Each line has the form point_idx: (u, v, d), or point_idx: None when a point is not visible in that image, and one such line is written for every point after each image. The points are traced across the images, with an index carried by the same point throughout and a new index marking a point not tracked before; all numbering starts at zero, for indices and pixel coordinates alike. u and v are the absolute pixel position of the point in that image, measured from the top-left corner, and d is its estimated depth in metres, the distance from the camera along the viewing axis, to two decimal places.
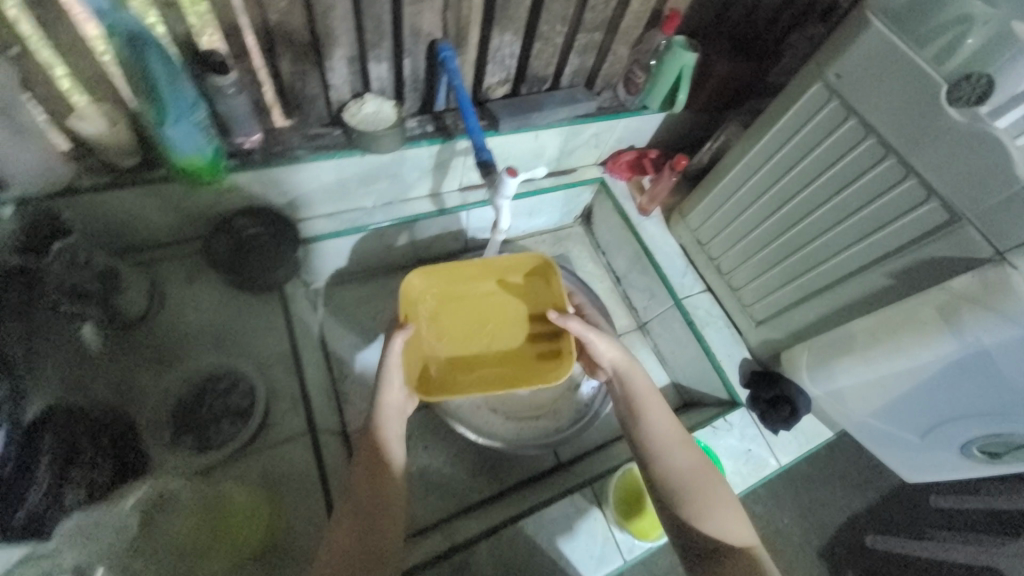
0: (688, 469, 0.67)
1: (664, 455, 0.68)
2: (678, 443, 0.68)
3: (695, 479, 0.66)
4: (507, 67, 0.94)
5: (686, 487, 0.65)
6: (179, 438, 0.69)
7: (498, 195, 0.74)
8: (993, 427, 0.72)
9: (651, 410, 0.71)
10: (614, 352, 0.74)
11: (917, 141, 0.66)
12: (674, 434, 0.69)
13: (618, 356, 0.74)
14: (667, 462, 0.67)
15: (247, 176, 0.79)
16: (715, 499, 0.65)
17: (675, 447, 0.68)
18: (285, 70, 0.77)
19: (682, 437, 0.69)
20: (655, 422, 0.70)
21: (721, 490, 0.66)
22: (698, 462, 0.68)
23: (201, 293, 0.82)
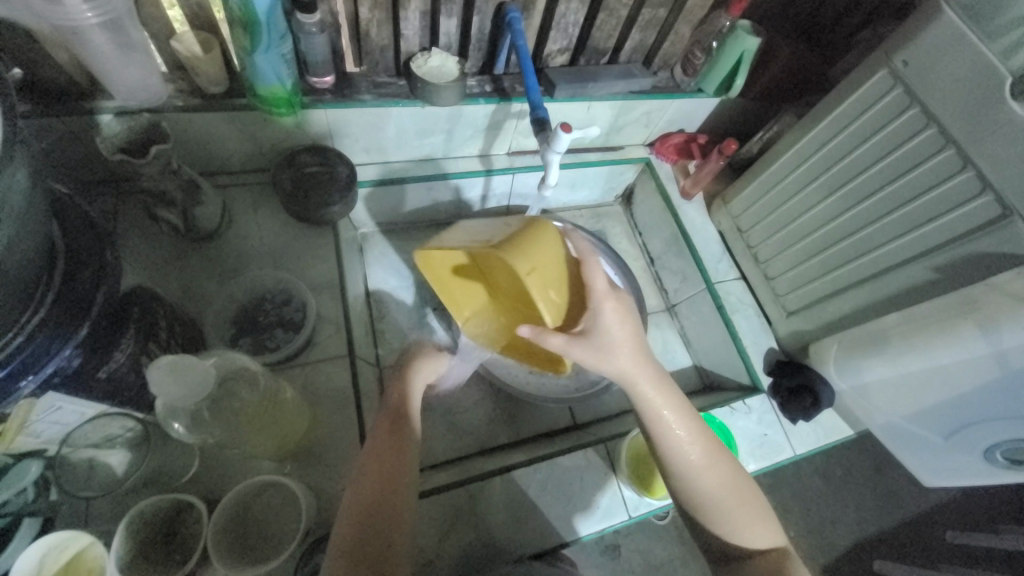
0: (715, 490, 0.61)
1: (689, 478, 0.62)
2: (704, 464, 0.62)
3: (727, 498, 0.61)
4: (569, 35, 0.97)
5: (713, 507, 0.61)
6: (237, 340, 0.76)
7: (549, 150, 0.77)
8: (1019, 432, 0.71)
9: (666, 430, 0.62)
10: (618, 366, 0.60)
11: (978, 132, 0.66)
12: (698, 456, 0.62)
13: (626, 370, 0.61)
14: (695, 487, 0.62)
15: (317, 114, 0.85)
16: (746, 513, 0.62)
17: (701, 470, 0.61)
18: (363, 16, 0.82)
19: (707, 458, 0.62)
20: (674, 441, 0.62)
21: (749, 502, 0.62)
22: (728, 476, 0.62)
23: (264, 218, 0.88)
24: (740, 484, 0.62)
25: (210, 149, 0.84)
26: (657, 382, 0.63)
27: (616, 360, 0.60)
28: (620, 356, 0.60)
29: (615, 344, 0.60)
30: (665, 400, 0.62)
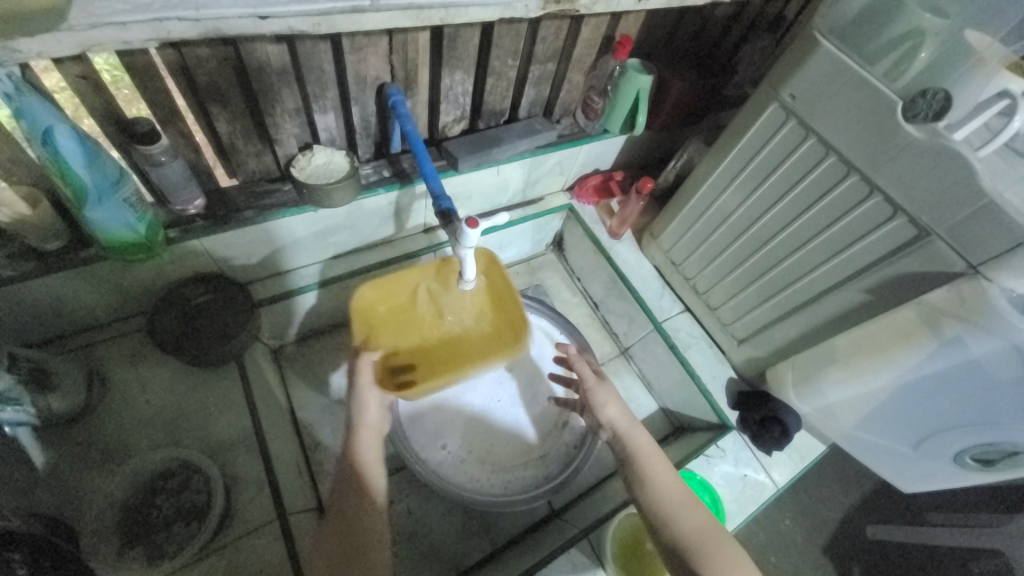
0: (696, 532, 0.63)
1: (673, 515, 0.65)
2: (685, 503, 0.66)
3: (709, 541, 0.62)
4: (461, 104, 0.91)
5: (702, 549, 0.61)
6: (128, 549, 0.63)
7: (460, 245, 0.71)
8: (982, 436, 0.71)
9: (655, 473, 0.69)
10: (614, 411, 0.76)
11: (877, 158, 0.66)
12: (681, 495, 0.67)
13: (619, 416, 0.75)
14: (679, 526, 0.64)
15: (192, 245, 0.74)
16: (730, 562, 0.60)
17: (681, 509, 0.65)
18: (222, 130, 0.72)
19: (688, 499, 0.67)
20: (660, 481, 0.68)
21: (732, 549, 0.61)
22: (708, 522, 0.64)
23: (150, 375, 0.77)
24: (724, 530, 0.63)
25: (62, 306, 0.71)
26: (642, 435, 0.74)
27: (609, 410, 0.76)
28: (616, 406, 0.76)
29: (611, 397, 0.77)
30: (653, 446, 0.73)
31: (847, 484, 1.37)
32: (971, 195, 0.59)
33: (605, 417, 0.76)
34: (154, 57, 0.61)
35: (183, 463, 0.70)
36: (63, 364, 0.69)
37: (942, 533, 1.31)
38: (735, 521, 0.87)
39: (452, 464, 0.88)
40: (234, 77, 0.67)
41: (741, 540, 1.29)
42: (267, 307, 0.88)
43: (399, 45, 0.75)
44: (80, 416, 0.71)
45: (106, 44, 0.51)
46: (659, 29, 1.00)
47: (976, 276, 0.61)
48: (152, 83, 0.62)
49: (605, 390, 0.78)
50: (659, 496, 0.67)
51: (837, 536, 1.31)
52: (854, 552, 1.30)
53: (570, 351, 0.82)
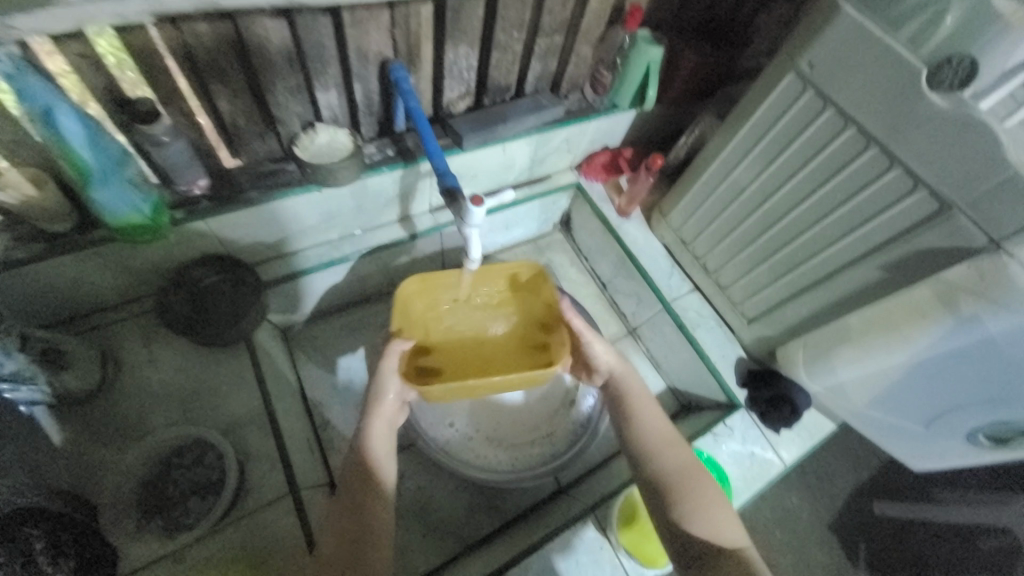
0: (676, 471, 0.65)
1: (655, 454, 0.67)
2: (668, 442, 0.68)
3: (687, 480, 0.64)
4: (466, 80, 0.89)
5: (677, 487, 0.64)
6: (145, 523, 0.65)
7: (465, 224, 0.71)
8: (998, 414, 0.70)
9: (642, 416, 0.71)
10: (609, 355, 0.77)
11: (899, 129, 0.63)
12: (665, 435, 0.68)
13: (609, 361, 0.77)
14: (659, 463, 0.66)
15: (199, 226, 0.74)
16: (703, 502, 0.62)
17: (663, 448, 0.67)
18: (223, 109, 0.71)
19: (671, 438, 0.68)
20: (645, 422, 0.70)
21: (708, 490, 0.64)
22: (689, 462, 0.66)
23: (162, 355, 0.78)
24: (701, 468, 0.66)
25: (74, 288, 0.72)
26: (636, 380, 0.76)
27: (601, 353, 0.77)
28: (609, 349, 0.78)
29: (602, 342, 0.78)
30: (646, 391, 0.74)
31: (856, 462, 1.37)
32: (996, 167, 0.57)
33: (598, 358, 0.77)
34: (152, 33, 0.60)
35: (196, 441, 0.71)
36: (76, 345, 0.70)
37: (950, 511, 1.30)
38: (743, 498, 0.87)
39: (461, 442, 0.89)
40: (234, 53, 0.66)
41: (749, 517, 1.30)
42: (276, 289, 0.89)
43: (402, 18, 0.73)
44: (96, 395, 0.72)
45: (104, 19, 0.50)
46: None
47: (997, 251, 0.59)
48: (151, 60, 0.62)
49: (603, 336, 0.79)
50: (643, 436, 0.69)
51: (844, 513, 1.32)
52: (860, 529, 1.31)
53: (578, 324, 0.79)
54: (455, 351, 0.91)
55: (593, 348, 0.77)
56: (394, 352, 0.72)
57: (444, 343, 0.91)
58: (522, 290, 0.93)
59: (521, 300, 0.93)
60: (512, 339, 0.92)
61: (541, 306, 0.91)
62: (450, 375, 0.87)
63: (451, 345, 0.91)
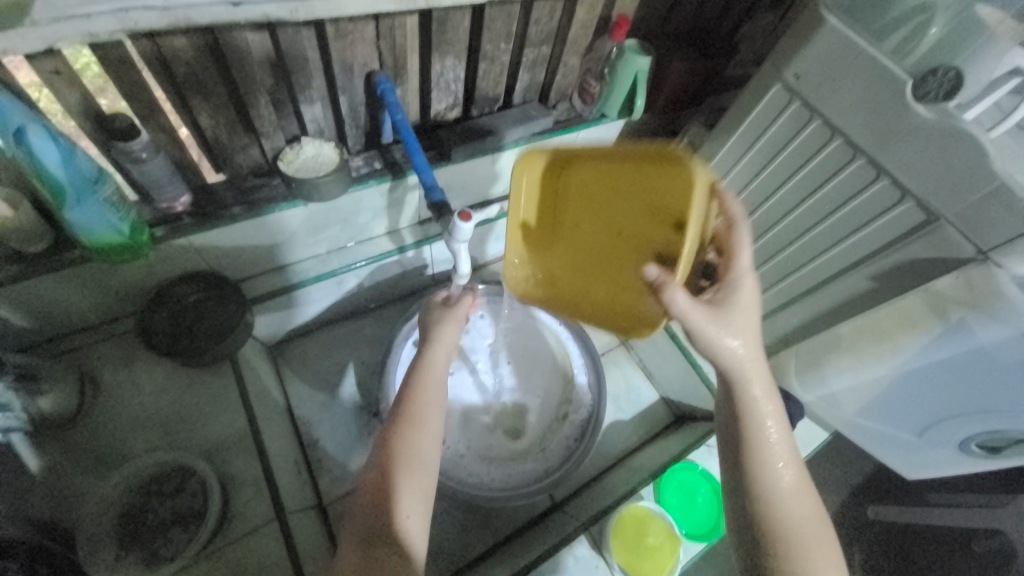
0: (805, 525, 0.55)
1: (781, 497, 0.56)
2: (799, 486, 0.57)
3: (812, 537, 0.54)
4: (453, 91, 0.88)
5: (803, 542, 0.54)
6: (124, 554, 0.63)
7: (453, 239, 0.69)
8: (988, 423, 0.70)
9: (771, 443, 0.58)
10: (736, 347, 0.60)
11: (885, 141, 0.64)
12: (793, 475, 0.57)
13: (739, 359, 0.60)
14: (786, 511, 0.55)
15: (179, 244, 0.72)
16: (827, 563, 0.53)
17: (791, 490, 0.56)
18: (204, 124, 0.69)
19: (798, 479, 0.57)
20: (774, 453, 0.57)
21: (833, 550, 0.54)
22: (814, 512, 0.56)
23: (143, 377, 0.76)
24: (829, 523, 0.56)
25: (52, 309, 0.70)
26: (765, 385, 0.60)
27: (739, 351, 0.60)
28: (734, 338, 0.60)
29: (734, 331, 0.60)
30: (775, 407, 0.60)
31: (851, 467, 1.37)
32: (983, 178, 0.57)
33: (729, 353, 0.60)
34: (128, 49, 0.58)
35: (179, 466, 0.69)
36: (52, 369, 0.68)
37: (943, 514, 1.31)
38: None
39: (452, 459, 0.87)
40: (214, 67, 0.64)
41: None
42: (261, 304, 0.87)
43: (387, 30, 0.72)
44: (74, 419, 0.70)
45: (72, 38, 0.49)
46: (657, 8, 0.97)
47: (985, 261, 0.59)
48: (128, 76, 0.60)
49: (734, 323, 0.60)
50: (775, 476, 0.56)
51: (840, 519, 1.31)
52: (855, 535, 1.30)
53: (656, 275, 0.59)
54: (578, 237, 0.73)
55: (674, 298, 0.58)
56: (466, 301, 0.75)
57: (568, 249, 0.75)
58: (648, 177, 0.61)
59: (645, 200, 0.64)
60: (627, 263, 0.70)
61: (678, 200, 0.59)
62: (563, 272, 0.77)
63: (572, 252, 0.75)
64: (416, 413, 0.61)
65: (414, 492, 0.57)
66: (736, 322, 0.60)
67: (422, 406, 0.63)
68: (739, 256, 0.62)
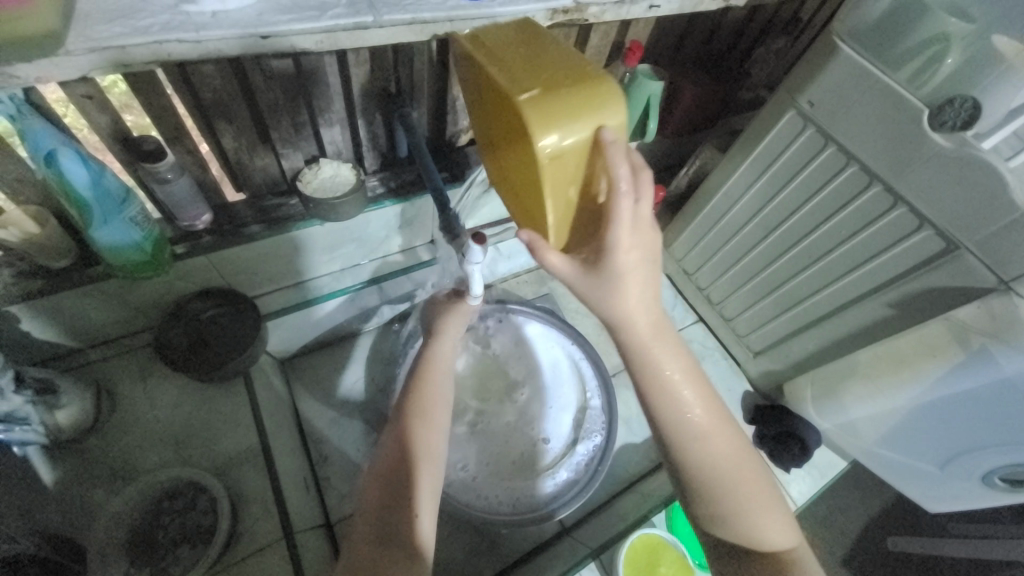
0: (719, 464, 0.55)
1: (689, 441, 0.56)
2: (713, 424, 0.57)
3: (726, 471, 0.55)
4: (468, 114, 0.90)
5: (714, 482, 0.55)
6: (134, 569, 0.64)
7: (468, 261, 0.70)
8: (1013, 457, 0.68)
9: (674, 391, 0.56)
10: (625, 300, 0.54)
11: (903, 169, 0.63)
12: (700, 415, 0.56)
13: (630, 310, 0.54)
14: (698, 456, 0.55)
15: (198, 261, 0.74)
16: (744, 496, 0.55)
17: (705, 429, 0.56)
18: (228, 145, 0.72)
19: (710, 417, 0.57)
20: (679, 400, 0.56)
21: (749, 480, 0.56)
22: (730, 447, 0.56)
23: (158, 391, 0.77)
24: (745, 457, 0.56)
25: (73, 321, 0.71)
26: (658, 326, 0.56)
27: (629, 302, 0.54)
28: (625, 292, 0.53)
29: (625, 284, 0.53)
30: (672, 349, 0.57)
31: (872, 496, 1.33)
32: (1004, 207, 0.56)
33: (616, 307, 0.54)
34: (158, 76, 0.61)
35: (190, 483, 0.69)
36: (71, 382, 0.69)
37: (966, 546, 1.26)
38: None
39: (460, 482, 0.86)
40: (239, 92, 0.67)
41: None
42: (275, 320, 0.88)
43: (405, 57, 0.74)
44: (89, 433, 0.71)
45: (104, 66, 0.50)
46: (670, 34, 0.98)
47: (1008, 292, 0.58)
48: (158, 100, 0.63)
49: (627, 271, 0.53)
50: (684, 421, 0.56)
51: (860, 550, 1.26)
52: (875, 567, 1.26)
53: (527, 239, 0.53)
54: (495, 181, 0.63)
55: (547, 263, 0.54)
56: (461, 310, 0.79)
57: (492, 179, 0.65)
58: (516, 132, 0.48)
59: (515, 158, 0.52)
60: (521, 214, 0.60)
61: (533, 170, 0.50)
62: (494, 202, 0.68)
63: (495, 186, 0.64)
64: (422, 404, 0.68)
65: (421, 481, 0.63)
66: (614, 280, 0.52)
67: (428, 396, 0.70)
68: (617, 222, 0.50)
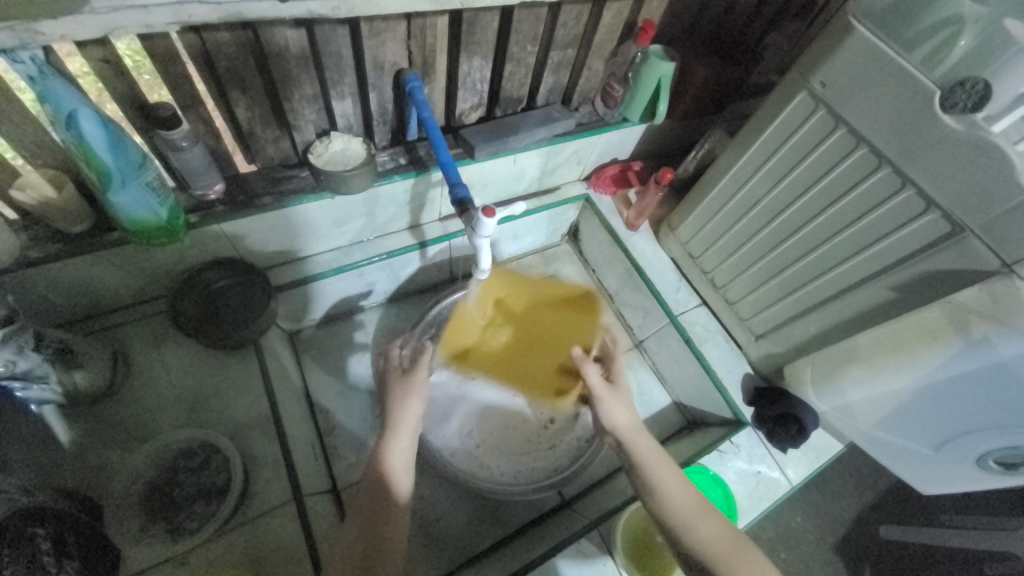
0: (713, 538, 0.63)
1: (681, 522, 0.65)
2: (697, 511, 0.66)
3: (724, 548, 0.62)
4: (479, 91, 0.90)
5: (714, 559, 0.61)
6: (149, 524, 0.65)
7: (476, 234, 0.71)
8: (1009, 440, 0.69)
9: (663, 483, 0.68)
10: (618, 415, 0.75)
11: (913, 151, 0.63)
12: (690, 500, 0.67)
13: (621, 425, 0.74)
14: (694, 533, 0.64)
15: (211, 230, 0.75)
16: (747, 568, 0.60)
17: (695, 517, 0.65)
18: (241, 116, 0.72)
19: (700, 505, 0.66)
20: (666, 488, 0.68)
21: (747, 555, 0.62)
22: (722, 528, 0.64)
23: (171, 357, 0.79)
24: (737, 538, 0.63)
25: (88, 286, 0.73)
26: (646, 440, 0.73)
27: (618, 413, 0.75)
28: (620, 409, 0.76)
29: (620, 406, 0.76)
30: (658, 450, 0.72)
31: (864, 483, 1.36)
32: (1009, 190, 0.57)
33: (613, 422, 0.75)
34: (175, 41, 0.61)
35: (202, 445, 0.71)
36: (87, 345, 0.71)
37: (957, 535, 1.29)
38: (748, 517, 0.86)
39: (465, 452, 0.89)
40: (253, 61, 0.67)
41: (749, 535, 1.28)
42: (284, 293, 0.89)
43: (418, 30, 0.74)
44: (104, 395, 0.73)
45: (128, 27, 0.52)
46: (683, 15, 0.98)
47: (1010, 275, 0.59)
48: (173, 66, 0.63)
49: (613, 395, 0.77)
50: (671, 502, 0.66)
51: (851, 534, 1.30)
52: (867, 552, 1.28)
53: (577, 354, 0.81)
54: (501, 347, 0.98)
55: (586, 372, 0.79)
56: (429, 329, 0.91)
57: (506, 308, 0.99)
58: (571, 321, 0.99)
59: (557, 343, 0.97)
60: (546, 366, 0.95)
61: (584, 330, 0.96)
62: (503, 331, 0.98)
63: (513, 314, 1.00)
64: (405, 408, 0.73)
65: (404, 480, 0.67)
66: (614, 402, 0.76)
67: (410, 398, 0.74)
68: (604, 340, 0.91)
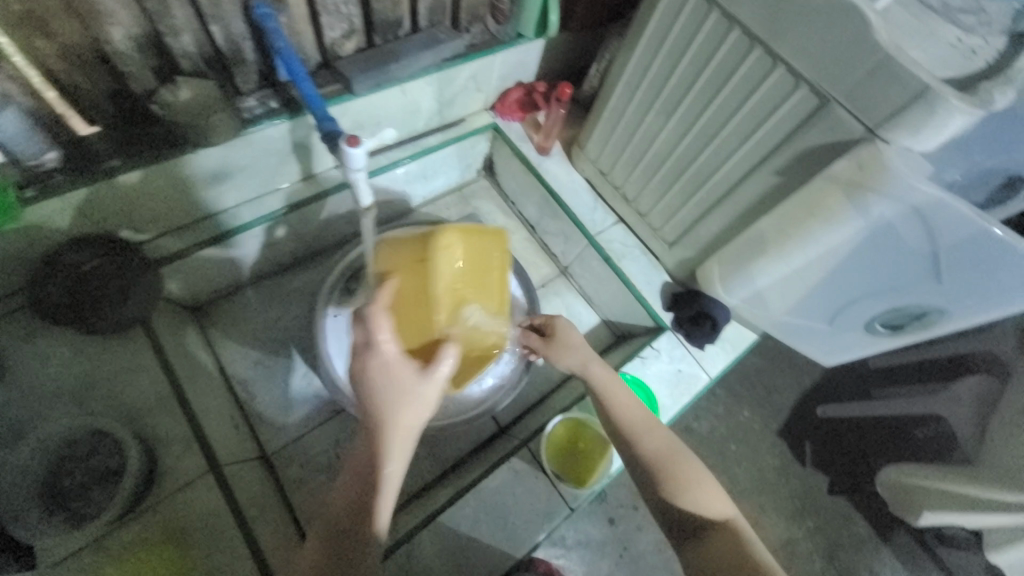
0: (659, 450, 0.65)
1: (635, 439, 0.67)
2: (649, 426, 0.68)
3: (672, 460, 0.65)
4: (346, 15, 0.82)
5: (659, 470, 0.64)
6: (47, 514, 0.63)
7: (349, 169, 0.66)
8: (893, 300, 0.75)
9: (617, 406, 0.70)
10: (568, 357, 0.76)
11: (777, 26, 0.62)
12: (641, 418, 0.69)
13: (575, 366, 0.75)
14: (642, 445, 0.66)
15: (56, 204, 0.68)
16: (691, 479, 0.63)
17: (644, 431, 0.67)
18: (55, 66, 0.63)
19: (649, 421, 0.68)
20: (620, 408, 0.70)
21: (692, 467, 0.64)
22: (670, 442, 0.67)
23: (47, 344, 0.73)
24: (682, 449, 0.66)
25: None
26: (604, 377, 0.73)
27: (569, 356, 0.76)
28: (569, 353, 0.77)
29: (572, 346, 0.77)
30: (614, 376, 0.74)
31: (800, 372, 1.46)
32: (868, 50, 0.56)
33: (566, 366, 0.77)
34: None
35: (93, 430, 0.68)
36: None
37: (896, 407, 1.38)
38: (671, 414, 0.91)
39: None
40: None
41: (700, 435, 1.38)
42: (171, 265, 0.83)
43: None
44: None
45: None
46: None
47: (874, 139, 0.60)
48: None
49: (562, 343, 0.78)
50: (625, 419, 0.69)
51: (792, 419, 1.41)
52: (808, 434, 1.40)
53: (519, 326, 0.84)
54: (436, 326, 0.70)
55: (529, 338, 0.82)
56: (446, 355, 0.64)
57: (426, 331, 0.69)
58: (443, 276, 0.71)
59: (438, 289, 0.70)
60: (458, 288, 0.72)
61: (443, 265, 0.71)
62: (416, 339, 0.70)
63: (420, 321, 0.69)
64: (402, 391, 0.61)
65: (380, 518, 0.59)
66: (560, 351, 0.77)
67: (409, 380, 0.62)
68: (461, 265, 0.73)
